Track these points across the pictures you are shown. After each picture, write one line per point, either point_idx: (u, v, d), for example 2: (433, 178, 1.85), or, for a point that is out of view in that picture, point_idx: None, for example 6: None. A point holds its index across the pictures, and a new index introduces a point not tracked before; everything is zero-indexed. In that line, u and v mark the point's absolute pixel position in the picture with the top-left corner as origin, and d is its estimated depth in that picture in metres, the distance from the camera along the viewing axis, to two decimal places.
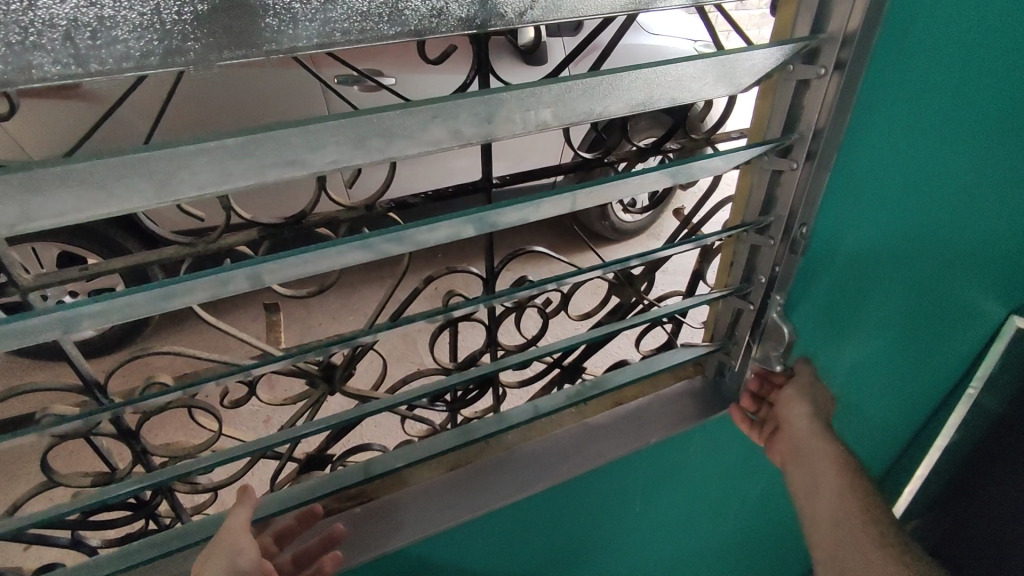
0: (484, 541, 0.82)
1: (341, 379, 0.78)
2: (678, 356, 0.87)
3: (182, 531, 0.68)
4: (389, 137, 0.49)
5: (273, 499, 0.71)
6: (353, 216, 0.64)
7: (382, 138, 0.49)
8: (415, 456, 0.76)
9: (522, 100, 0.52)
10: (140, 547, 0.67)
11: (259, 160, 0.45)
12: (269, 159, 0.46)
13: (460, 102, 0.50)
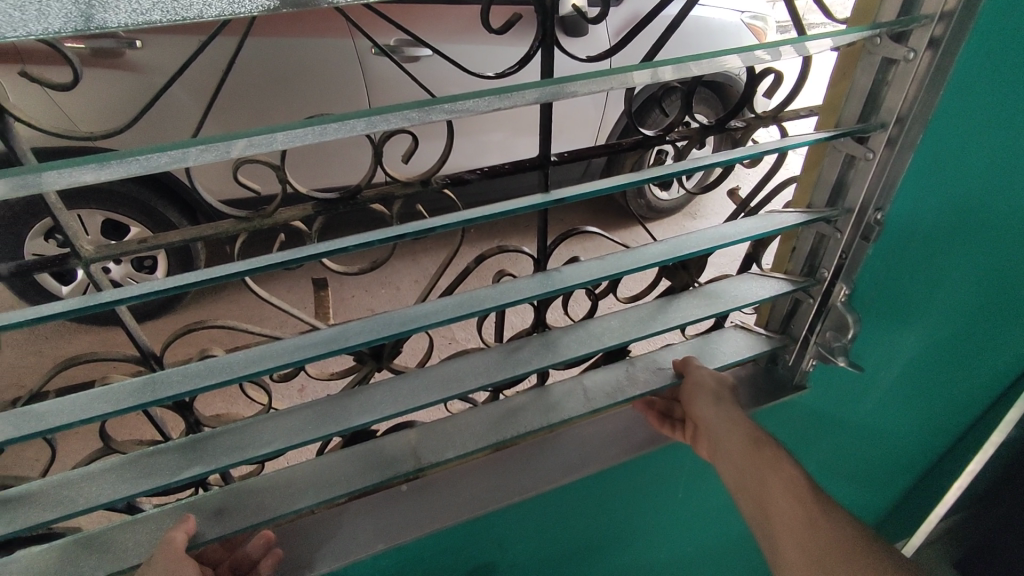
0: (528, 523, 0.81)
1: (390, 356, 0.78)
2: (731, 343, 0.84)
3: (232, 503, 0.69)
4: (447, 105, 0.48)
5: (322, 476, 0.72)
6: (409, 192, 0.62)
7: (440, 108, 0.48)
8: (461, 436, 0.76)
9: (589, 80, 0.50)
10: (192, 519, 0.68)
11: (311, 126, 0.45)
12: (325, 129, 0.45)
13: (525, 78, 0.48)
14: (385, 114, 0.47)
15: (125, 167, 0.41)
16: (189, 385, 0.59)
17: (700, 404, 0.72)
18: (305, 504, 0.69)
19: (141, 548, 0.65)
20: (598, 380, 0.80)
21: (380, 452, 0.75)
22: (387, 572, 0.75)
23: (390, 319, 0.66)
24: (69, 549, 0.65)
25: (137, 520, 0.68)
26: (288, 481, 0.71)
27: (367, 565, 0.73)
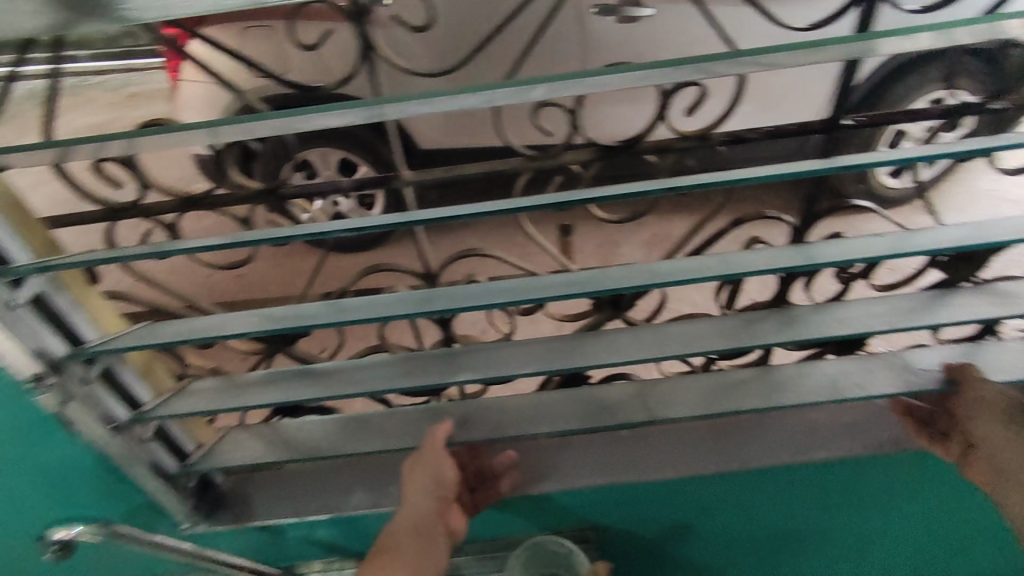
0: (738, 495, 0.81)
1: (625, 307, 0.81)
2: (1012, 354, 0.74)
3: (477, 413, 0.78)
4: (762, 59, 0.47)
5: (555, 407, 0.78)
6: (686, 147, 0.63)
7: (753, 62, 0.48)
8: (689, 398, 0.77)
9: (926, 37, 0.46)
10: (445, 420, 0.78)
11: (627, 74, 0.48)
12: (638, 77, 0.48)
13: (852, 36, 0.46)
14: (697, 66, 0.48)
15: (457, 103, 0.49)
16: (461, 303, 0.67)
17: (987, 426, 0.65)
18: (542, 429, 0.75)
19: (406, 435, 0.77)
20: (844, 373, 0.75)
21: (608, 396, 0.79)
22: (596, 507, 0.80)
23: (643, 274, 0.68)
24: (353, 424, 0.80)
25: (403, 411, 0.80)
26: (525, 405, 0.79)
27: (581, 495, 0.78)
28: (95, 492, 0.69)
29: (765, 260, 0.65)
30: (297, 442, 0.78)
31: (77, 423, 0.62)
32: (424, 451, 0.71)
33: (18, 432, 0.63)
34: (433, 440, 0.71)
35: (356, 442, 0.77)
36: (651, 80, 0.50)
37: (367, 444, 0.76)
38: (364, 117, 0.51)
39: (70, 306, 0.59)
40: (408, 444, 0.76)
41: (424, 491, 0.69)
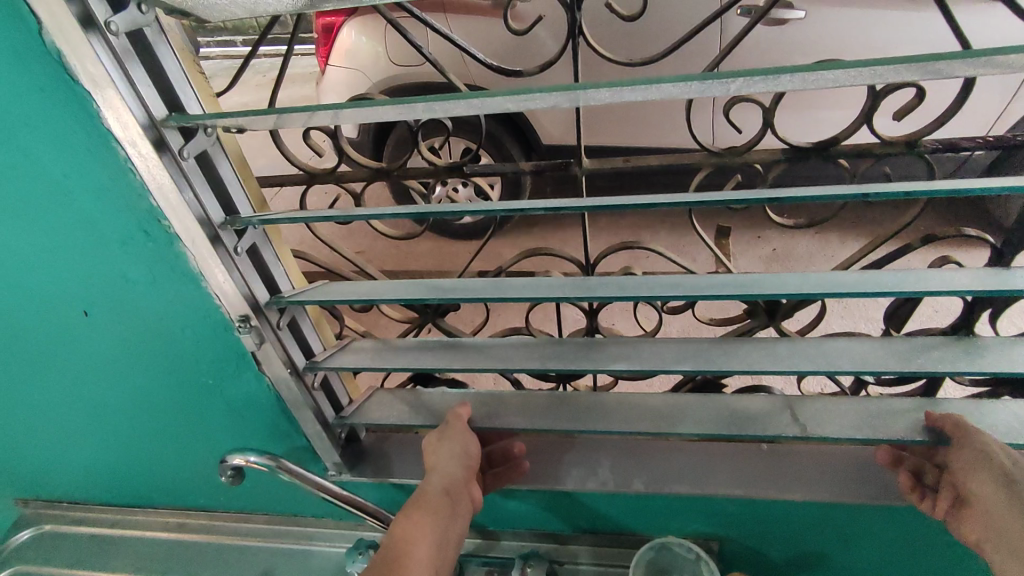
0: (887, 530, 0.75)
1: (782, 317, 0.77)
2: None
3: (609, 406, 0.75)
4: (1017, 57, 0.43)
5: (696, 410, 0.74)
6: (889, 152, 0.60)
7: (1007, 59, 0.44)
8: (854, 418, 0.70)
9: None
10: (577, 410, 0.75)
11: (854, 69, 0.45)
12: (866, 72, 0.45)
13: None
14: (938, 62, 0.44)
15: (664, 91, 0.48)
16: (620, 291, 0.63)
17: (985, 479, 0.59)
18: (685, 431, 0.71)
19: (537, 423, 0.73)
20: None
21: (755, 408, 0.74)
22: (729, 518, 0.77)
23: (825, 281, 0.62)
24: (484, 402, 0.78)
25: (532, 397, 0.78)
26: (662, 406, 0.75)
27: (714, 503, 0.76)
28: (270, 427, 0.76)
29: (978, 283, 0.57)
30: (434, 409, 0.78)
31: (265, 364, 0.67)
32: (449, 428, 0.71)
33: (214, 366, 0.68)
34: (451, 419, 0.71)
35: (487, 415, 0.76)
36: (877, 78, 0.46)
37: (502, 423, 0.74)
38: (563, 102, 0.51)
39: (272, 257, 0.64)
40: (547, 427, 0.73)
41: (449, 457, 0.68)
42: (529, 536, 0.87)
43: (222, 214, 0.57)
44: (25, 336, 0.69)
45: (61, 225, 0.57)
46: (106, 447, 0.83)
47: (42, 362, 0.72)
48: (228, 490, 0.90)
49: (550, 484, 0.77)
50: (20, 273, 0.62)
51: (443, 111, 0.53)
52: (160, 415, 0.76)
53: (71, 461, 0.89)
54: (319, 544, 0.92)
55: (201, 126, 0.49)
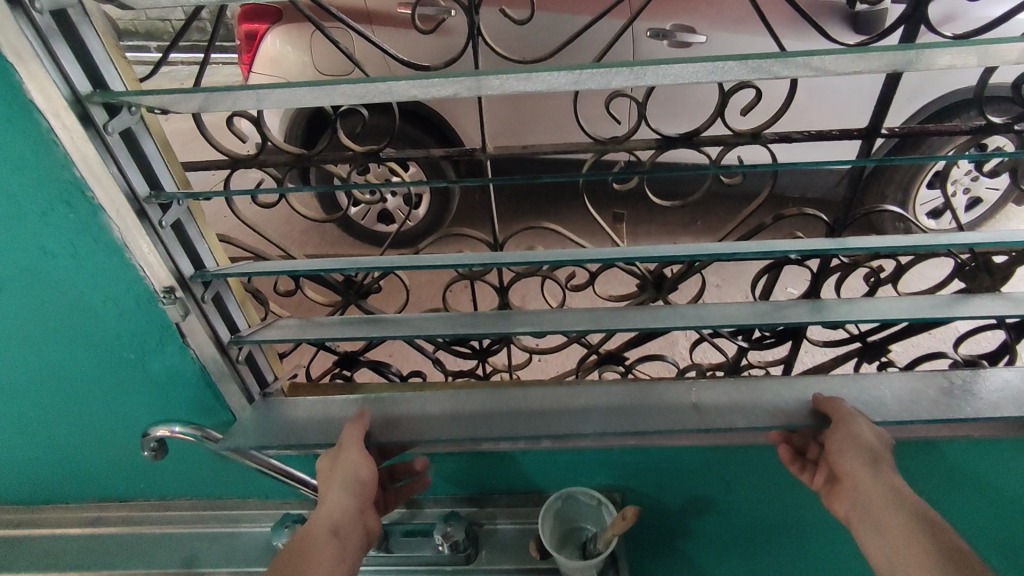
0: (762, 470, 0.87)
1: (667, 289, 0.88)
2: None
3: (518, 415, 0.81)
4: (809, 62, 0.56)
5: (601, 403, 0.81)
6: (739, 142, 0.72)
7: (803, 64, 0.57)
8: (742, 408, 0.78)
9: (946, 54, 0.55)
10: (500, 404, 0.84)
11: (691, 67, 0.56)
12: (701, 71, 0.57)
13: (883, 51, 0.55)
14: (755, 64, 0.56)
15: (545, 80, 0.58)
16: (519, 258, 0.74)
17: (852, 457, 0.67)
18: (591, 429, 0.78)
19: (458, 414, 0.82)
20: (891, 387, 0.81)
21: (655, 395, 0.81)
22: (628, 467, 0.87)
23: (692, 250, 0.73)
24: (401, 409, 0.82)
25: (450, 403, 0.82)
26: (572, 406, 0.81)
27: (616, 454, 0.85)
28: (195, 401, 0.78)
29: (805, 247, 0.70)
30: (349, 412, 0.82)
31: (189, 336, 0.70)
32: (343, 449, 0.72)
33: (136, 340, 0.70)
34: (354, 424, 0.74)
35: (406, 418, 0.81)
36: (714, 75, 0.58)
37: (419, 431, 0.79)
38: (463, 90, 0.60)
39: (197, 234, 0.67)
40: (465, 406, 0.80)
41: (348, 490, 0.69)
42: (451, 501, 0.93)
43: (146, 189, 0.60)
44: None
45: None
46: (18, 432, 0.82)
47: None
48: (149, 474, 0.90)
49: (469, 446, 0.84)
50: None
51: (359, 96, 0.61)
52: (73, 395, 0.76)
53: None
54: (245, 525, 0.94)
55: (126, 103, 0.53)
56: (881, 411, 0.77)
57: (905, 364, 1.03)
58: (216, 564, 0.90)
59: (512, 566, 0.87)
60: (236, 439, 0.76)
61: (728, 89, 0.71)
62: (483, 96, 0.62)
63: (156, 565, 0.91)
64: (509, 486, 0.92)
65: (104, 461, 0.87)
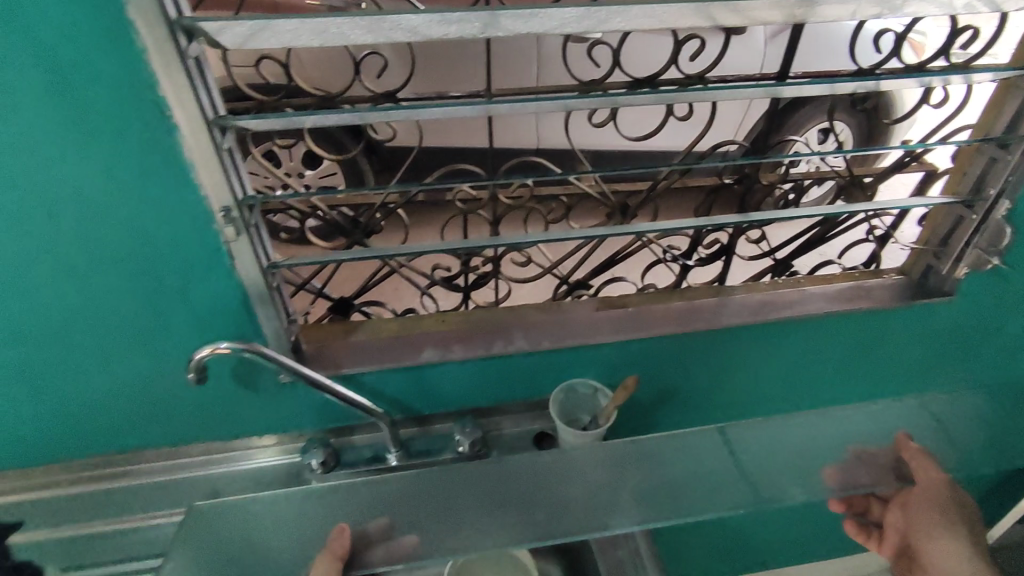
0: (713, 355, 1.07)
1: (631, 215, 1.04)
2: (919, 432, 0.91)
3: (546, 510, 0.82)
4: (744, 11, 0.74)
5: (574, 466, 0.87)
6: (689, 83, 0.91)
7: (739, 14, 0.75)
8: (710, 480, 0.86)
9: (834, 6, 0.76)
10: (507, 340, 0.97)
11: (661, 13, 0.72)
12: (668, 15, 0.73)
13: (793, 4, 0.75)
14: (706, 10, 0.73)
15: (553, 20, 0.70)
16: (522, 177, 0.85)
17: (941, 548, 0.83)
18: (624, 523, 0.81)
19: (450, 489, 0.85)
20: (834, 419, 0.93)
21: (639, 460, 0.88)
22: (612, 363, 1.03)
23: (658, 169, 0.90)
24: (393, 499, 0.84)
25: (452, 471, 0.87)
26: (556, 471, 0.87)
27: (601, 351, 1.00)
28: (231, 328, 0.84)
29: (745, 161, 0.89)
30: (328, 514, 0.82)
31: (237, 258, 0.77)
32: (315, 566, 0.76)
33: (182, 264, 0.76)
34: (335, 541, 0.78)
35: (393, 504, 0.83)
36: (681, 19, 0.74)
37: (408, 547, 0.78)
38: (478, 30, 0.70)
39: (244, 161, 0.73)
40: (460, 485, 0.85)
41: None
42: (458, 415, 1.04)
43: (211, 112, 0.66)
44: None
45: (60, 115, 0.63)
46: (45, 371, 0.84)
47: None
48: (167, 417, 0.93)
49: (478, 354, 0.96)
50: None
51: None
52: (112, 322, 0.81)
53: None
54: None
55: (209, 25, 0.60)
56: (814, 453, 0.89)
57: (808, 269, 1.29)
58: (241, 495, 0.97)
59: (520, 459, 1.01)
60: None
61: (679, 40, 0.89)
62: (491, 38, 0.71)
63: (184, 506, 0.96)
64: (511, 395, 1.03)
65: (125, 406, 0.90)
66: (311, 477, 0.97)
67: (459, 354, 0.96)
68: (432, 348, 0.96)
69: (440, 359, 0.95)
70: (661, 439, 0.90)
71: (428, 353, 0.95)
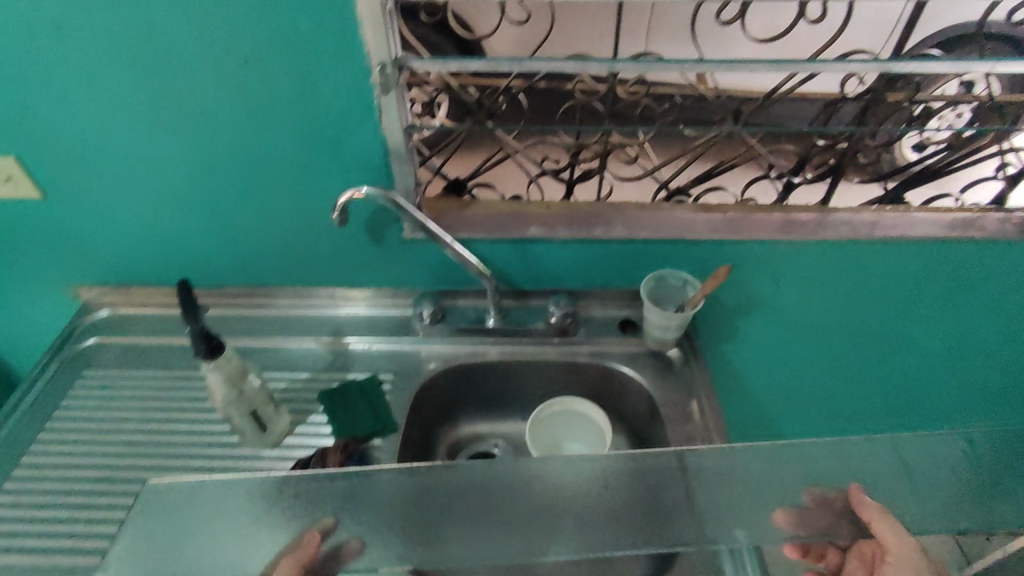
0: (805, 269, 1.09)
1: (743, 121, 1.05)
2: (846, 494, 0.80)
3: (648, 502, 0.82)
4: None
5: (534, 500, 0.82)
6: None
7: None
8: (734, 509, 0.82)
9: None
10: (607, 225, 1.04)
11: None
12: None
13: None
14: None
15: None
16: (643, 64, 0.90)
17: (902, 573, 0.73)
18: (560, 553, 0.78)
19: (393, 503, 0.81)
20: (731, 466, 0.85)
21: (581, 494, 0.83)
22: (703, 262, 1.08)
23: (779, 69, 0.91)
24: (342, 499, 0.81)
25: (346, 477, 0.82)
26: (435, 498, 0.81)
27: (694, 249, 1.06)
28: (371, 180, 0.97)
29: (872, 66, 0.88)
30: (265, 508, 0.79)
31: (384, 113, 0.89)
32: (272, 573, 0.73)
33: (339, 116, 0.90)
34: (300, 548, 0.75)
35: (302, 503, 0.80)
36: None
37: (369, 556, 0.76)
38: None
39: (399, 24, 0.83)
40: (389, 498, 0.81)
41: None
42: (552, 293, 1.14)
43: None
44: (188, 80, 0.86)
45: None
46: (218, 204, 1.01)
47: (195, 112, 0.90)
48: (307, 257, 1.07)
49: (579, 236, 1.04)
50: (209, 14, 0.79)
51: None
52: (275, 167, 0.96)
53: (168, 228, 1.04)
54: (128, 479, 0.92)
55: None
56: (740, 511, 0.81)
57: (921, 203, 1.26)
58: (359, 335, 1.12)
59: (604, 339, 1.11)
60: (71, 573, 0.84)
61: None
62: None
63: (310, 336, 1.11)
64: (603, 281, 1.12)
65: (274, 242, 1.06)
66: (419, 327, 1.11)
67: (561, 233, 1.05)
68: (538, 226, 1.05)
69: (543, 236, 1.04)
70: (609, 466, 0.85)
71: (533, 230, 1.05)
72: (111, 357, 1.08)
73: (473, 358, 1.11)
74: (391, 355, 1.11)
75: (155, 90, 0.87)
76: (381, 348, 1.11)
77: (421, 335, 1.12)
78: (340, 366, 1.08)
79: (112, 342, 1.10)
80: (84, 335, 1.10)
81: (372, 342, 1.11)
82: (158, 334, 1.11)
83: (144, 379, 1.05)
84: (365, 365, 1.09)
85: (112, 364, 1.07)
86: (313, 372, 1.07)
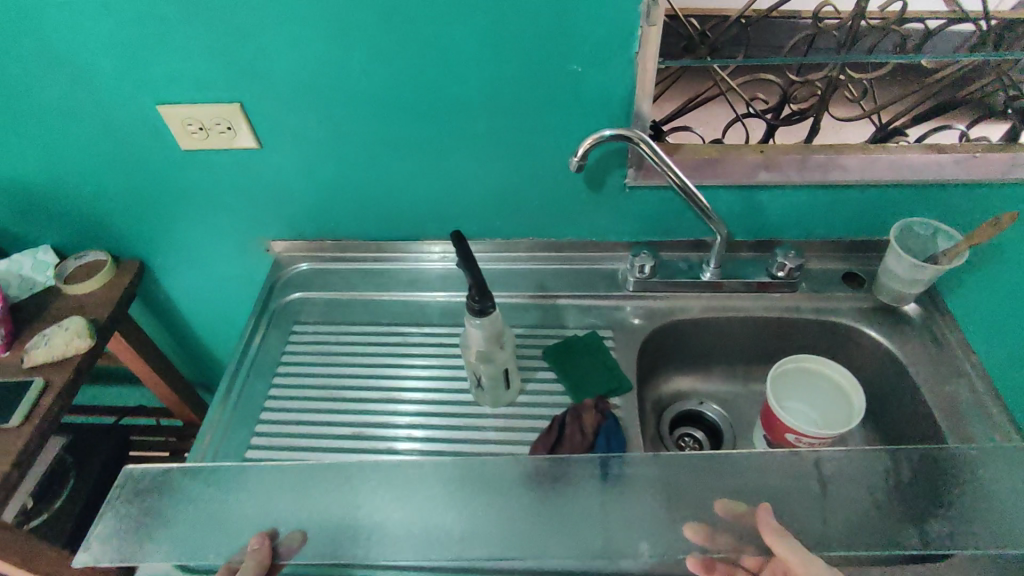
0: None
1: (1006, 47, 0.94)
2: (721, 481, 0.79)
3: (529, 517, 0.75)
4: None
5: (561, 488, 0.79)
6: None
7: None
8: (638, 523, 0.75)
9: None
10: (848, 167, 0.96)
11: None
12: None
13: None
14: None
15: None
16: None
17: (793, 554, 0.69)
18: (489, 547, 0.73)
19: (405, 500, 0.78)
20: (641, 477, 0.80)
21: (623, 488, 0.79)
22: (946, 207, 0.99)
23: None
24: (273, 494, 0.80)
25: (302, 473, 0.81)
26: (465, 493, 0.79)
27: (941, 192, 0.97)
28: (608, 120, 0.90)
29: None
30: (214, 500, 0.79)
31: (643, 46, 0.81)
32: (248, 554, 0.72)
33: (591, 49, 0.83)
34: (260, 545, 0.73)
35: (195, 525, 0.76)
36: None
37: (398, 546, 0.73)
38: None
39: None
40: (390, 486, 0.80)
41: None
42: (769, 243, 1.07)
43: None
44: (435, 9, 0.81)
45: None
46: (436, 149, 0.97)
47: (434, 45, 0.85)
48: (516, 207, 1.03)
49: (815, 180, 0.96)
50: None
51: None
52: (507, 107, 0.90)
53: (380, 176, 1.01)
54: (359, 431, 0.92)
55: None
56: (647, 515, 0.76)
57: None
58: (567, 289, 1.07)
59: (829, 291, 1.04)
60: (96, 549, 0.75)
61: None
62: None
63: (515, 290, 1.08)
64: (827, 229, 1.05)
65: (486, 190, 1.01)
66: (631, 279, 1.06)
67: (795, 177, 0.97)
68: (769, 169, 0.98)
69: (776, 181, 0.97)
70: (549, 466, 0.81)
71: (765, 174, 0.97)
72: (315, 312, 1.08)
73: (689, 311, 1.05)
74: (601, 308, 1.06)
75: (398, 19, 0.83)
76: (589, 302, 1.06)
77: (632, 287, 1.06)
78: (553, 320, 1.04)
79: (313, 296, 1.10)
80: (285, 289, 1.11)
81: (581, 295, 1.06)
82: (356, 289, 1.10)
83: (350, 335, 1.04)
84: (578, 319, 1.04)
85: (316, 318, 1.07)
86: (525, 327, 1.03)
